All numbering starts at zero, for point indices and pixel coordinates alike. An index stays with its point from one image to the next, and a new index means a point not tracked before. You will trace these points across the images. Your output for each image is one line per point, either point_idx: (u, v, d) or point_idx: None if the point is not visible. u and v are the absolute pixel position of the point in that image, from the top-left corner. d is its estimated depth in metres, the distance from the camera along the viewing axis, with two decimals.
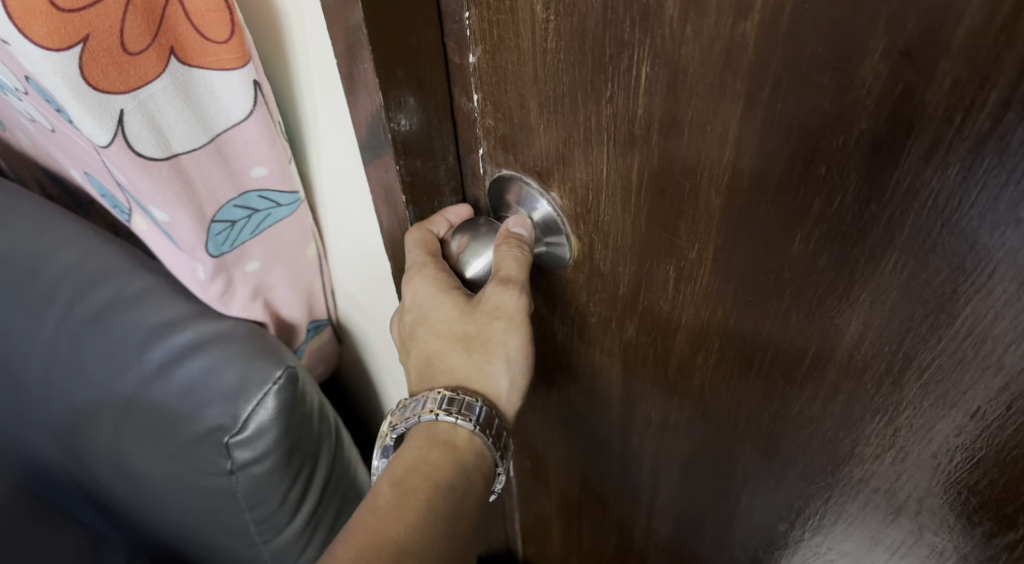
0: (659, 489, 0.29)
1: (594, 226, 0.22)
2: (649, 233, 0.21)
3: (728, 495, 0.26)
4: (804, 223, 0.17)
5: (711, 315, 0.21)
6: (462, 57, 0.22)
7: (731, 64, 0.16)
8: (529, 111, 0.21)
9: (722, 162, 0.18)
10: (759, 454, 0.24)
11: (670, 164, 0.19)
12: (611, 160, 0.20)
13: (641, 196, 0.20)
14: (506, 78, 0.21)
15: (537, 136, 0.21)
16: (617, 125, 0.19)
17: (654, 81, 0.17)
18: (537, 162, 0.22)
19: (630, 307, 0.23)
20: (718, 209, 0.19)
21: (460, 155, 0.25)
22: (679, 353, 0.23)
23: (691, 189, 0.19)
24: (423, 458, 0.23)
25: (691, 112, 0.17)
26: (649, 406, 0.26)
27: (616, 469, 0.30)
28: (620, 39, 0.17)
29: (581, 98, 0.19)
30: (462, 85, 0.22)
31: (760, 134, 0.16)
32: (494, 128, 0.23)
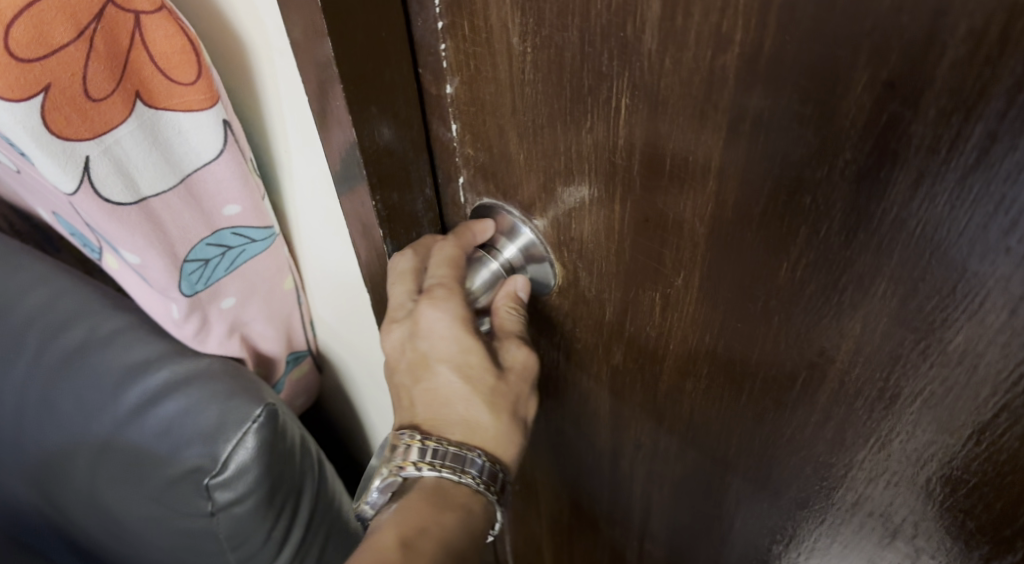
0: (650, 513, 0.29)
1: (578, 253, 0.22)
2: (634, 262, 0.20)
3: (721, 519, 0.26)
4: (791, 251, 0.17)
5: (699, 341, 0.21)
6: (439, 88, 0.21)
7: (712, 96, 0.16)
8: (508, 141, 0.21)
9: (706, 191, 0.17)
10: (753, 480, 0.23)
11: (653, 192, 0.18)
12: (593, 190, 0.20)
13: (624, 224, 0.20)
14: (484, 109, 0.20)
15: (516, 164, 0.21)
16: (597, 155, 0.19)
17: (635, 113, 0.17)
18: (518, 191, 0.22)
19: (617, 333, 0.23)
20: (703, 237, 0.18)
21: (440, 185, 0.24)
22: (668, 379, 0.23)
23: (675, 217, 0.18)
24: (438, 518, 0.22)
25: (673, 143, 0.17)
26: (639, 432, 0.26)
27: (607, 494, 0.30)
28: (598, 71, 0.17)
29: (560, 129, 0.19)
30: (440, 116, 0.22)
31: (744, 163, 0.16)
32: (473, 158, 0.22)
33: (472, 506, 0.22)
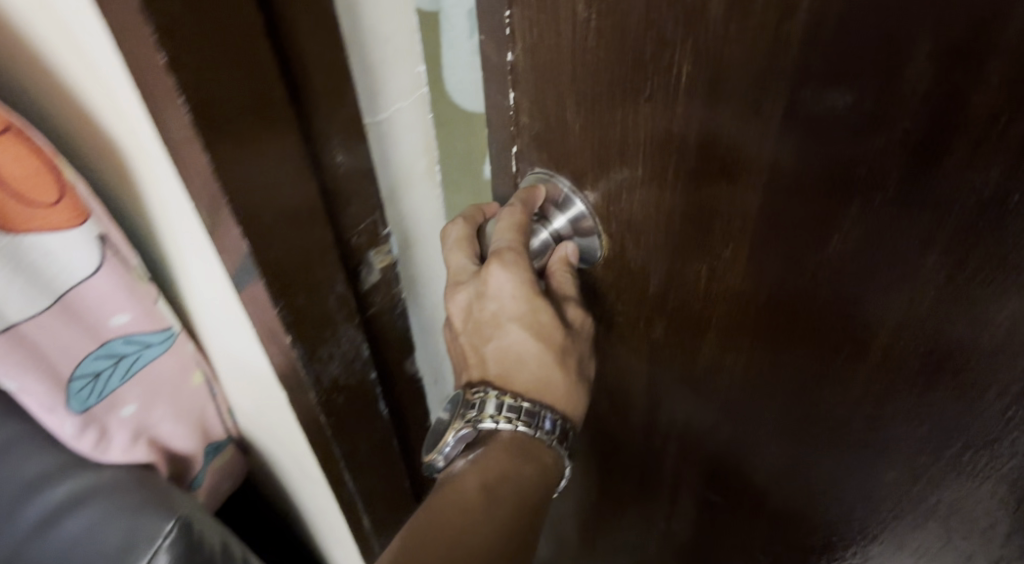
0: (680, 489, 0.29)
1: (626, 223, 0.22)
2: (681, 233, 0.21)
3: (753, 494, 0.27)
4: (842, 221, 0.17)
5: (742, 314, 0.21)
6: (501, 54, 0.22)
7: (774, 63, 0.16)
8: (566, 109, 0.21)
9: (761, 159, 0.18)
10: (789, 455, 0.24)
11: (707, 161, 0.19)
12: (646, 157, 0.20)
13: (675, 195, 0.20)
14: (545, 75, 0.21)
15: (571, 132, 0.22)
16: (654, 122, 0.19)
17: (695, 79, 0.18)
18: (572, 160, 0.22)
19: (657, 305, 0.24)
20: (754, 208, 0.19)
21: (494, 152, 0.25)
22: (707, 353, 0.24)
23: (728, 187, 0.19)
24: (518, 471, 0.23)
25: (732, 110, 0.17)
26: (674, 407, 0.27)
27: (637, 470, 0.31)
28: (661, 37, 0.18)
29: (619, 96, 0.20)
30: (499, 82, 0.22)
31: (802, 131, 0.17)
32: (529, 126, 0.23)
33: (545, 459, 0.24)
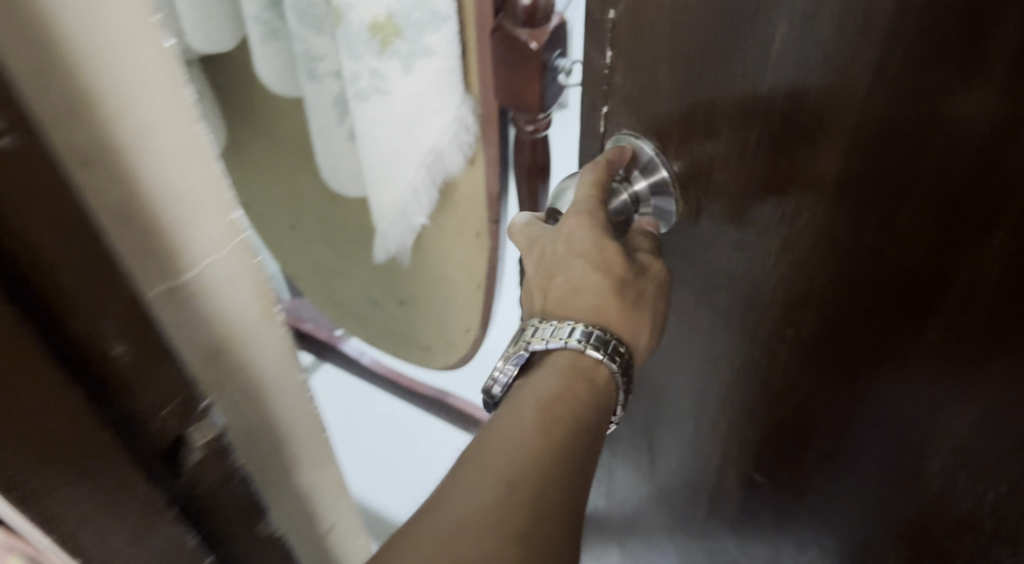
0: (728, 465, 0.30)
1: (705, 191, 0.23)
2: (758, 198, 0.21)
3: (800, 474, 0.27)
4: (914, 190, 0.18)
5: (808, 287, 0.22)
6: (603, 12, 0.22)
7: (865, 25, 0.17)
8: (658, 69, 0.22)
9: (843, 126, 0.18)
10: (837, 433, 0.25)
11: (791, 126, 0.20)
12: (730, 123, 0.21)
13: (755, 161, 0.21)
14: (643, 36, 0.22)
15: (658, 92, 0.22)
16: (743, 86, 0.20)
17: (789, 42, 0.18)
18: (659, 122, 0.23)
19: (722, 278, 0.24)
20: (832, 176, 0.19)
21: (586, 114, 0.25)
22: (768, 326, 0.24)
23: (808, 153, 0.20)
24: (571, 391, 0.23)
25: (821, 73, 0.18)
26: (728, 383, 0.27)
27: (685, 446, 0.31)
28: None
29: (712, 60, 0.20)
30: (597, 40, 0.23)
31: (884, 96, 0.17)
32: (621, 87, 0.23)
33: (597, 378, 0.24)
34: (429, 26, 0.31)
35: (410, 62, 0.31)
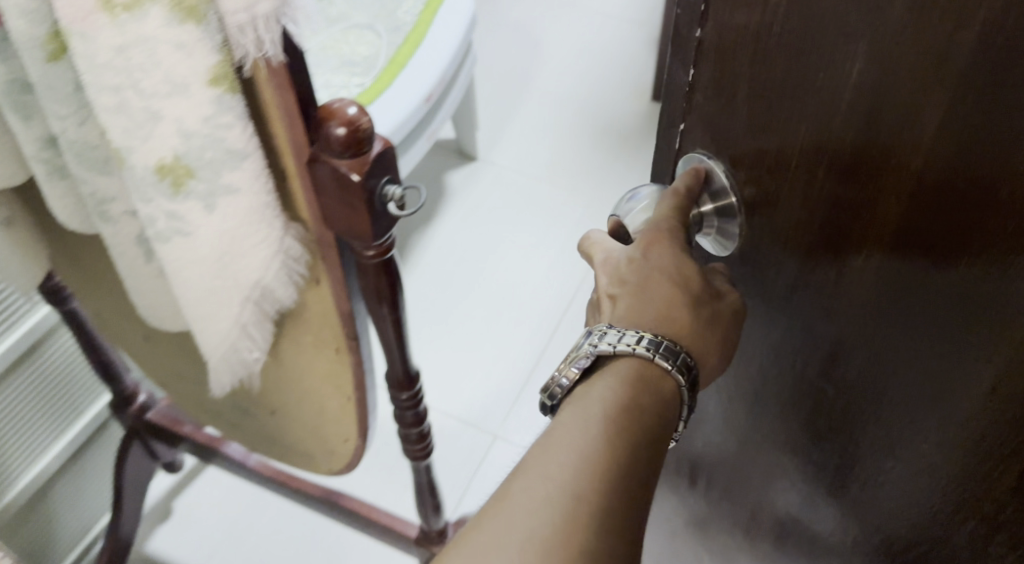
0: (763, 511, 0.31)
1: (769, 215, 0.24)
2: (824, 232, 0.22)
3: (835, 529, 0.27)
4: (970, 235, 0.19)
5: (859, 326, 0.23)
6: (689, 29, 0.24)
7: (940, 69, 0.18)
8: (737, 92, 0.23)
9: (910, 165, 0.19)
10: (874, 489, 0.25)
11: (862, 161, 0.21)
12: (803, 152, 0.22)
13: (821, 192, 0.22)
14: (723, 56, 0.23)
15: (730, 118, 0.24)
16: (820, 115, 0.21)
17: (866, 76, 0.19)
18: (732, 146, 0.24)
19: (770, 312, 0.26)
20: (894, 216, 0.20)
21: (664, 127, 0.27)
22: (814, 361, 0.25)
23: (873, 188, 0.21)
24: (639, 400, 0.25)
25: (895, 107, 0.19)
26: (771, 414, 0.28)
27: (728, 482, 0.32)
28: (845, 28, 0.19)
29: (793, 87, 0.21)
30: (684, 60, 0.25)
31: (947, 136, 0.18)
32: (698, 103, 0.25)
33: (664, 389, 0.26)
34: (227, 165, 0.32)
35: (212, 202, 0.33)
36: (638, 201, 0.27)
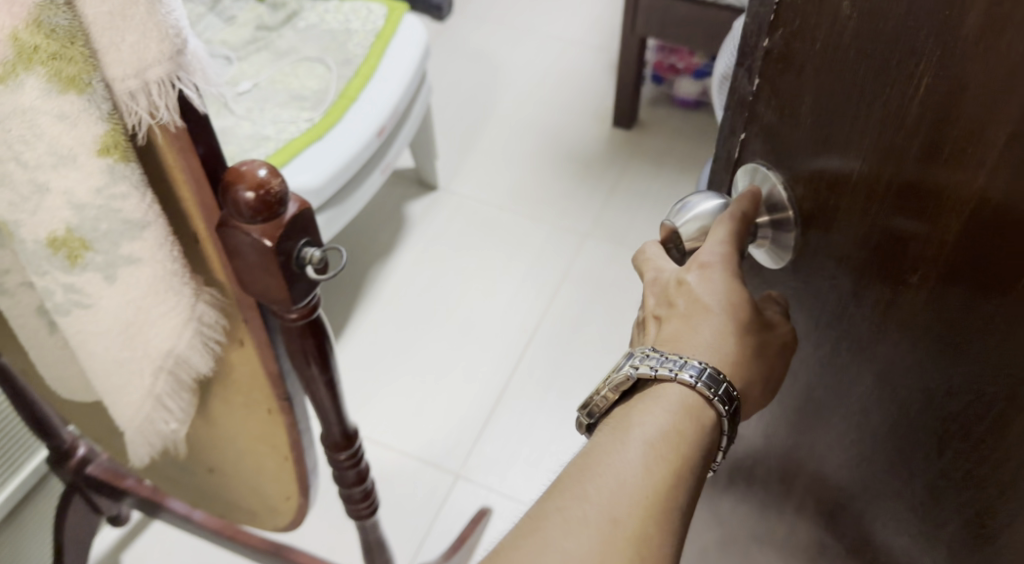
0: (818, 387, 0.53)
1: (845, 161, 0.44)
2: (855, 203, 0.44)
3: (879, 382, 0.46)
4: (990, 152, 0.35)
5: (927, 211, 0.39)
6: (791, 29, 0.45)
7: (987, 62, 0.35)
8: (808, 101, 0.46)
9: (925, 137, 0.38)
10: (906, 345, 0.43)
11: (879, 148, 0.41)
12: (847, 147, 0.43)
13: (857, 162, 0.43)
14: (800, 72, 0.46)
15: (796, 165, 0.48)
16: (860, 119, 0.42)
17: (913, 77, 0.38)
18: (821, 127, 0.45)
19: (810, 288, 0.50)
20: (928, 146, 0.39)
21: (762, 120, 0.50)
22: (912, 234, 0.41)
23: (892, 151, 0.41)
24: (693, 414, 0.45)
25: (921, 95, 0.38)
26: (877, 286, 0.44)
27: (800, 377, 0.55)
28: (900, 41, 0.38)
29: (847, 101, 0.43)
30: (808, 39, 0.44)
31: (955, 94, 0.36)
32: (778, 100, 0.48)
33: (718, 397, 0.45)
34: (113, 239, 0.73)
35: (127, 271, 0.77)
36: (701, 215, 0.50)
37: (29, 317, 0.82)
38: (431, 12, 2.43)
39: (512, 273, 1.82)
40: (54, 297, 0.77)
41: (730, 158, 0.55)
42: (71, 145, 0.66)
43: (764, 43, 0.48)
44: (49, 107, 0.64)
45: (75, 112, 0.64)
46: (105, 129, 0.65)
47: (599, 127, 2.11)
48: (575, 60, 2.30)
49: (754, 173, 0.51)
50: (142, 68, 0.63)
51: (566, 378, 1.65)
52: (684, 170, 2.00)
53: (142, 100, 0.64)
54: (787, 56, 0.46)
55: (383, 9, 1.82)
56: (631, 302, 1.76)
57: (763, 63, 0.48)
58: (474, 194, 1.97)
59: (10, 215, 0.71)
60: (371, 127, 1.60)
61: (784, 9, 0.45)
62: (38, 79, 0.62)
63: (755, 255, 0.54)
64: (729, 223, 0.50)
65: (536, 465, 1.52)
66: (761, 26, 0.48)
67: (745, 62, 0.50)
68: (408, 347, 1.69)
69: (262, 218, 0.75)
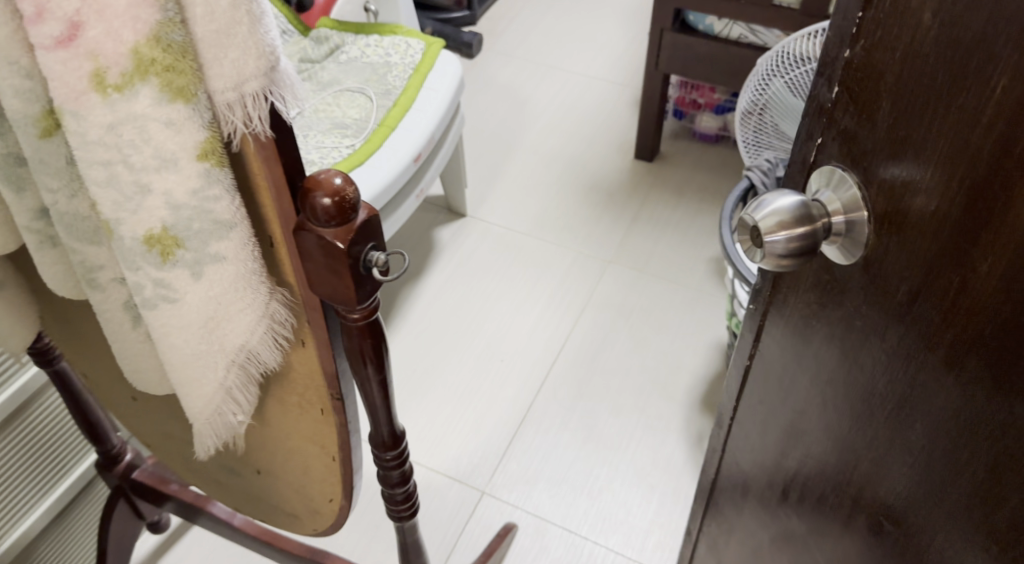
0: (880, 380, 0.60)
1: (918, 161, 0.51)
2: (925, 203, 0.52)
3: (940, 374, 0.54)
4: None
5: (997, 209, 0.47)
6: (869, 38, 0.53)
7: None
8: (883, 106, 0.53)
9: (996, 143, 0.46)
10: (964, 345, 0.52)
11: (952, 152, 0.49)
12: (923, 151, 0.51)
13: (930, 165, 0.50)
14: (876, 78, 0.53)
15: (871, 168, 0.55)
16: (937, 124, 0.49)
17: (989, 88, 0.46)
18: (897, 130, 0.52)
19: (879, 283, 0.57)
20: (998, 151, 0.46)
21: (838, 119, 0.57)
22: (983, 230, 0.48)
23: (964, 155, 0.48)
24: None
25: (994, 105, 0.46)
26: (947, 280, 0.52)
27: (862, 373, 0.62)
28: (976, 57, 0.46)
29: (925, 106, 0.50)
30: (884, 47, 0.52)
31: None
32: (851, 102, 0.56)
33: None
34: (206, 234, 0.69)
35: (199, 268, 0.72)
36: (776, 207, 0.57)
37: (115, 311, 0.82)
38: (461, 47, 2.52)
39: (538, 296, 1.85)
40: (141, 291, 0.73)
41: (806, 163, 0.62)
42: (173, 150, 0.63)
43: (845, 53, 0.55)
44: (158, 115, 0.62)
45: (180, 120, 0.62)
46: (206, 135, 0.64)
47: (622, 159, 2.18)
48: (599, 94, 2.37)
49: (831, 174, 0.58)
50: (240, 81, 0.62)
51: (590, 395, 1.66)
52: (705, 200, 2.05)
53: (239, 111, 0.64)
54: (867, 65, 0.54)
55: (422, 44, 1.90)
56: (649, 322, 1.78)
57: (843, 71, 0.56)
58: (502, 221, 2.03)
59: (108, 214, 0.68)
60: (409, 153, 1.68)
61: (865, 24, 0.53)
62: (151, 88, 0.60)
63: (828, 253, 0.60)
64: (802, 215, 0.56)
65: (559, 482, 1.53)
66: (842, 39, 0.55)
67: (825, 72, 0.58)
68: (434, 367, 1.72)
69: (336, 222, 0.72)
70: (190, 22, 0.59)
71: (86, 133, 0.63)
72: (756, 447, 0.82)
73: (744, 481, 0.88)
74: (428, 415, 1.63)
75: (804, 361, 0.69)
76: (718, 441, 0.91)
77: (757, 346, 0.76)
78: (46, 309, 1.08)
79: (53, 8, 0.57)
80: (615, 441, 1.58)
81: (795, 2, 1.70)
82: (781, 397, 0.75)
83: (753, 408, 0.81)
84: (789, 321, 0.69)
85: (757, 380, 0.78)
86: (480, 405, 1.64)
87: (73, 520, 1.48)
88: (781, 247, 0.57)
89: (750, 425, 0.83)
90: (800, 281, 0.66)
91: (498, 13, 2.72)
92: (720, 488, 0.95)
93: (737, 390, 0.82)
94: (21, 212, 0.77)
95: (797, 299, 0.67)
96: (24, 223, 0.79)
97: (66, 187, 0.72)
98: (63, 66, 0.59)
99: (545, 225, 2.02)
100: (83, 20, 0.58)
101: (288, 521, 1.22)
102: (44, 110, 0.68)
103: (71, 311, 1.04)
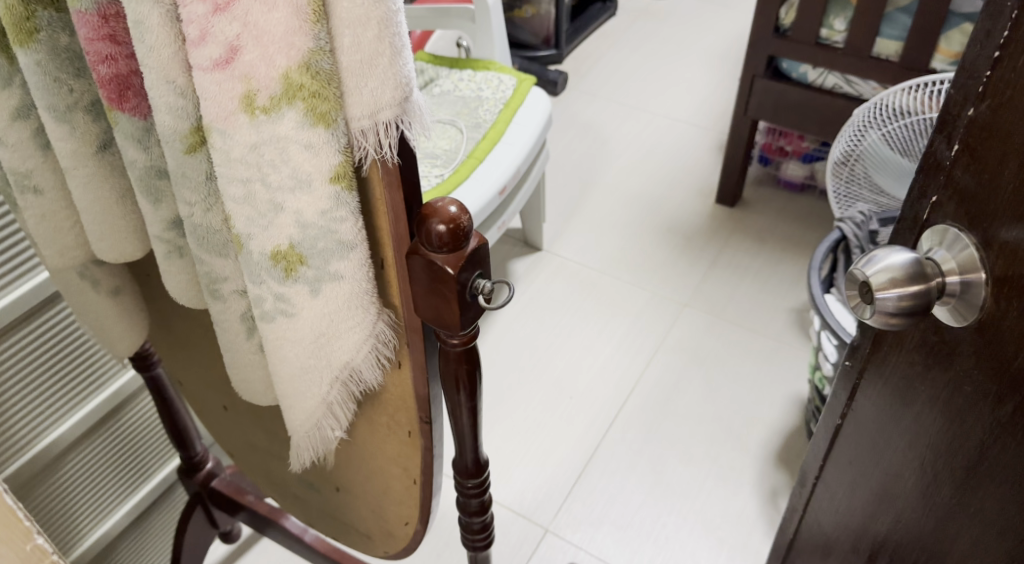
0: (993, 447, 0.59)
1: None
2: None
3: None
4: None
5: None
6: (996, 97, 0.53)
7: None
8: (1006, 169, 0.53)
9: None
10: None
11: None
12: None
13: None
14: (1001, 140, 0.53)
15: (991, 230, 0.54)
16: None
17: None
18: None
19: (994, 350, 0.56)
20: None
21: (958, 178, 0.57)
22: None
23: None
24: None
25: None
26: None
27: (975, 441, 0.61)
28: None
29: None
30: (1012, 108, 0.52)
31: None
32: (968, 163, 0.56)
33: None
34: (337, 254, 0.65)
35: (319, 287, 0.68)
36: (889, 262, 0.55)
37: (232, 322, 0.78)
38: (546, 85, 2.56)
39: (611, 334, 1.84)
40: (260, 304, 0.70)
41: (917, 221, 0.61)
42: (309, 172, 0.60)
43: (968, 111, 0.55)
44: (299, 138, 0.59)
45: (319, 145, 0.59)
46: (340, 160, 0.60)
47: (703, 203, 2.17)
48: (681, 136, 2.38)
49: (944, 234, 0.57)
50: (376, 110, 0.58)
51: (658, 443, 1.62)
52: (787, 251, 2.02)
53: (372, 139, 0.60)
54: (992, 125, 0.53)
55: (513, 80, 1.91)
56: (722, 368, 1.75)
57: (965, 129, 0.56)
58: (576, 256, 2.03)
59: (241, 229, 0.65)
60: (495, 186, 1.68)
61: (993, 82, 0.53)
62: (296, 113, 0.57)
63: (940, 315, 0.59)
64: (916, 272, 0.55)
65: (626, 527, 1.49)
66: (965, 96, 0.55)
67: (946, 129, 0.57)
68: (502, 400, 1.71)
69: (447, 249, 0.68)
70: (338, 51, 0.56)
71: (229, 151, 0.61)
72: (841, 508, 0.80)
73: (826, 543, 0.85)
74: (495, 448, 1.63)
75: (903, 424, 0.68)
76: (798, 500, 0.88)
77: (849, 407, 0.74)
78: (153, 312, 1.07)
79: (215, 32, 0.56)
80: (685, 489, 1.55)
81: (891, 54, 1.68)
82: (873, 460, 0.73)
83: (842, 468, 0.78)
84: (888, 382, 0.68)
85: (847, 442, 0.76)
86: (548, 443, 1.63)
87: (153, 523, 1.45)
88: (892, 305, 0.55)
89: (837, 485, 0.80)
90: (904, 341, 0.64)
91: (584, 54, 2.76)
92: (798, 550, 0.92)
93: (823, 449, 0.80)
94: (156, 223, 0.72)
95: (897, 358, 0.66)
96: (155, 233, 0.74)
97: (202, 201, 0.68)
98: (218, 87, 0.58)
99: (622, 264, 2.01)
100: (242, 44, 0.56)
101: (362, 543, 1.17)
102: (194, 126, 0.63)
103: (180, 317, 1.02)
